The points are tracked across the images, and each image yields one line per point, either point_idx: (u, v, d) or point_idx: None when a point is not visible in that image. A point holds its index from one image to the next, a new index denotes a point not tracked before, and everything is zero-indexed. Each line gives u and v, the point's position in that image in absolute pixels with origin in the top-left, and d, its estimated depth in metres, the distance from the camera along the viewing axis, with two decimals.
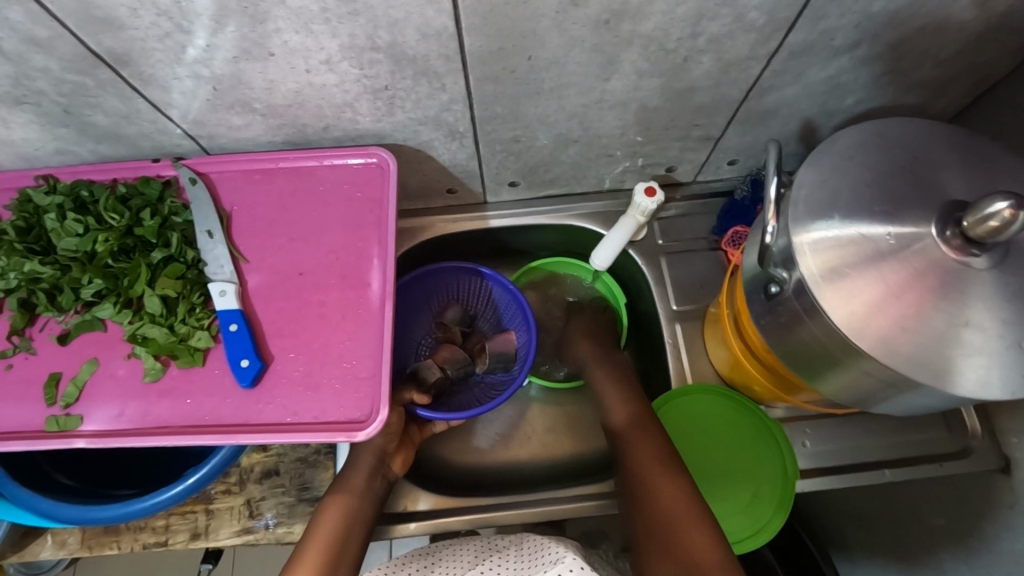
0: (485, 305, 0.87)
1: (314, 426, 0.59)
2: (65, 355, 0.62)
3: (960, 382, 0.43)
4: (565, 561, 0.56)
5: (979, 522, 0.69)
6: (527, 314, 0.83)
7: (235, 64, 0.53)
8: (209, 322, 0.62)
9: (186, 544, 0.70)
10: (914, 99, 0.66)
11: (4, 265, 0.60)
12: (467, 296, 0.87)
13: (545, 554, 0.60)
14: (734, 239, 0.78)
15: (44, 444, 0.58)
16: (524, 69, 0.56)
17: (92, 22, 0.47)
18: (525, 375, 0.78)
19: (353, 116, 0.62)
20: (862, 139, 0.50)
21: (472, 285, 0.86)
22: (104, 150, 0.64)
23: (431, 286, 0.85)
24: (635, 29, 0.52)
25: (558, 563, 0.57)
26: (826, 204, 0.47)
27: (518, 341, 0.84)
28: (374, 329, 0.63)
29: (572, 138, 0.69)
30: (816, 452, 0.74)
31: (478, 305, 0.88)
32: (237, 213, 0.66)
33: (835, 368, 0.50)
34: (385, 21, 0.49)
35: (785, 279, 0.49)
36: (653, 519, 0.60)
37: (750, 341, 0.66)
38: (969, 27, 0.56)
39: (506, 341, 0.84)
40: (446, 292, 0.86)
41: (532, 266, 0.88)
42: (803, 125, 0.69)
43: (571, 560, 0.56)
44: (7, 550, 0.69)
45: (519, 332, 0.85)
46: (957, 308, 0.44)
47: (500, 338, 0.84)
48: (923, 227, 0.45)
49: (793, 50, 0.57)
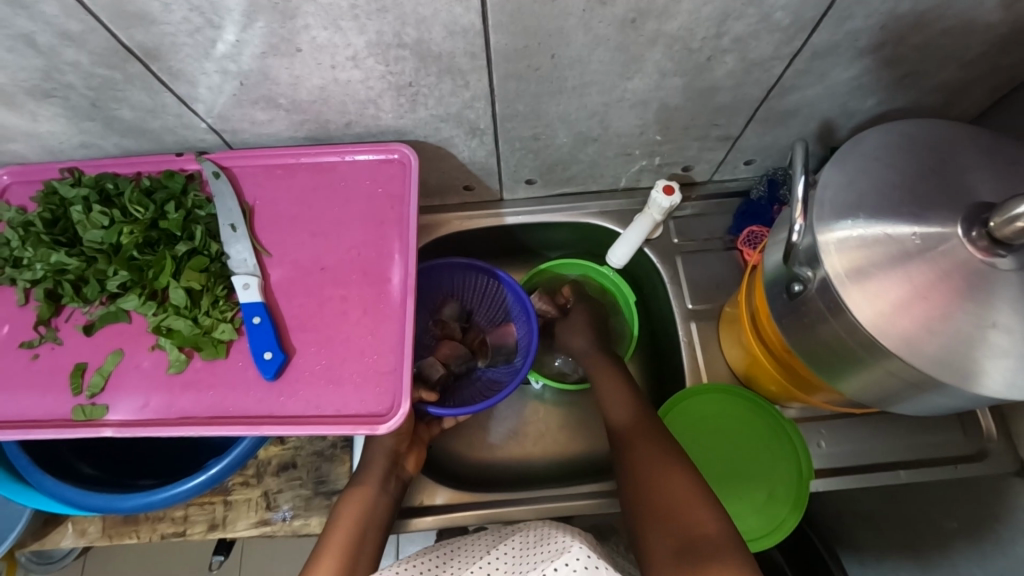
0: (480, 301, 0.88)
1: (336, 419, 0.59)
2: (90, 346, 0.62)
3: (985, 383, 0.43)
4: (571, 550, 0.56)
5: (995, 524, 0.69)
6: (524, 305, 0.83)
7: (262, 59, 0.53)
8: (232, 315, 0.62)
9: (203, 535, 0.71)
10: (935, 101, 0.66)
11: (31, 256, 0.61)
12: (464, 292, 0.87)
13: (549, 542, 0.60)
14: (750, 239, 0.79)
15: (72, 432, 0.59)
16: (547, 67, 0.56)
17: (124, 17, 0.47)
18: (527, 368, 0.78)
19: (375, 113, 0.62)
20: (888, 140, 0.50)
21: (469, 281, 0.86)
22: (128, 144, 0.65)
23: (428, 285, 0.85)
24: (661, 29, 0.52)
25: (564, 552, 0.56)
26: (851, 204, 0.48)
27: (516, 334, 0.86)
28: (394, 325, 0.63)
29: (592, 136, 0.69)
30: (829, 453, 0.74)
31: (473, 300, 0.88)
32: (260, 207, 0.67)
33: (856, 367, 0.50)
34: (413, 18, 0.49)
35: (809, 277, 0.49)
36: (652, 506, 0.57)
37: (769, 341, 0.66)
38: (994, 29, 0.56)
39: (505, 334, 0.86)
40: (442, 289, 0.86)
41: (540, 269, 0.89)
42: (822, 125, 0.69)
43: (577, 548, 0.56)
44: (29, 538, 0.71)
45: (517, 324, 0.85)
46: (982, 309, 0.44)
47: (499, 332, 0.86)
48: (950, 227, 0.46)
49: (816, 51, 0.57)
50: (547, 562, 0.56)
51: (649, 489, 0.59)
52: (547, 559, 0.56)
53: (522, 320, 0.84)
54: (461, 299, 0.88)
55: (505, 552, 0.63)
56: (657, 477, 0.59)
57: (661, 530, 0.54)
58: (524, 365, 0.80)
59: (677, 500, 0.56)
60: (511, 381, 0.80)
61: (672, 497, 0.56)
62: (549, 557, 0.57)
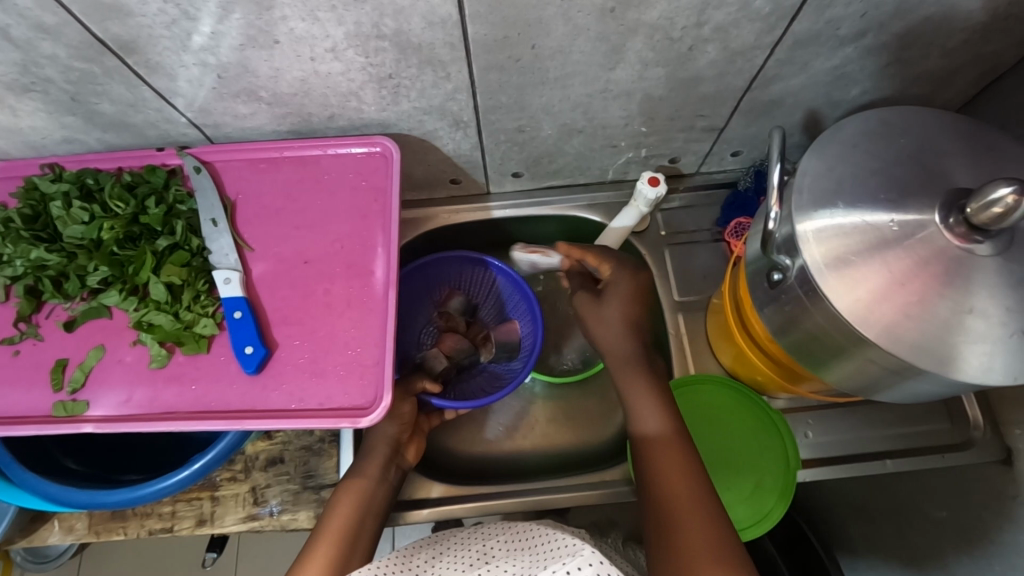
0: (486, 295, 0.88)
1: (319, 412, 0.59)
2: (72, 342, 0.62)
3: (963, 368, 0.43)
4: (582, 554, 0.53)
5: (981, 513, 0.69)
6: (530, 302, 0.83)
7: (241, 52, 0.53)
8: (214, 309, 0.62)
9: (191, 531, 0.70)
10: (919, 90, 0.66)
11: (12, 252, 0.61)
12: (471, 284, 0.87)
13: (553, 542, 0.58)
14: (736, 230, 0.79)
15: (53, 429, 0.58)
16: (529, 58, 0.56)
17: (99, 9, 0.47)
18: (531, 366, 0.77)
19: (357, 105, 0.62)
20: (867, 128, 0.50)
21: (475, 276, 0.86)
22: (110, 139, 0.65)
23: (431, 275, 0.85)
24: (640, 18, 0.52)
25: (576, 555, 0.53)
26: (829, 192, 0.48)
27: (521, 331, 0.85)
28: (378, 318, 0.63)
29: (576, 128, 0.69)
30: (817, 442, 0.74)
31: (480, 294, 0.88)
32: (242, 202, 0.67)
33: (840, 356, 0.50)
34: (390, 9, 0.49)
35: (788, 266, 0.49)
36: (659, 504, 0.58)
37: (754, 332, 0.66)
38: (975, 16, 0.55)
39: (510, 331, 0.85)
40: (447, 282, 0.86)
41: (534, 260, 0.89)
42: (808, 115, 0.69)
43: (588, 552, 0.53)
44: (17, 535, 0.70)
45: (522, 322, 0.85)
46: (960, 295, 0.44)
47: (504, 329, 0.85)
48: (927, 215, 0.45)
49: (798, 39, 0.57)
50: (559, 559, 0.54)
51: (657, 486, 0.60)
52: (559, 557, 0.54)
53: (524, 312, 0.85)
54: (467, 292, 0.88)
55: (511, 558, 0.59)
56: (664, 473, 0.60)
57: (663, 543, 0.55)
58: (529, 358, 0.80)
59: (679, 501, 0.57)
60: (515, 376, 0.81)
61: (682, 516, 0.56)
62: (561, 554, 0.54)
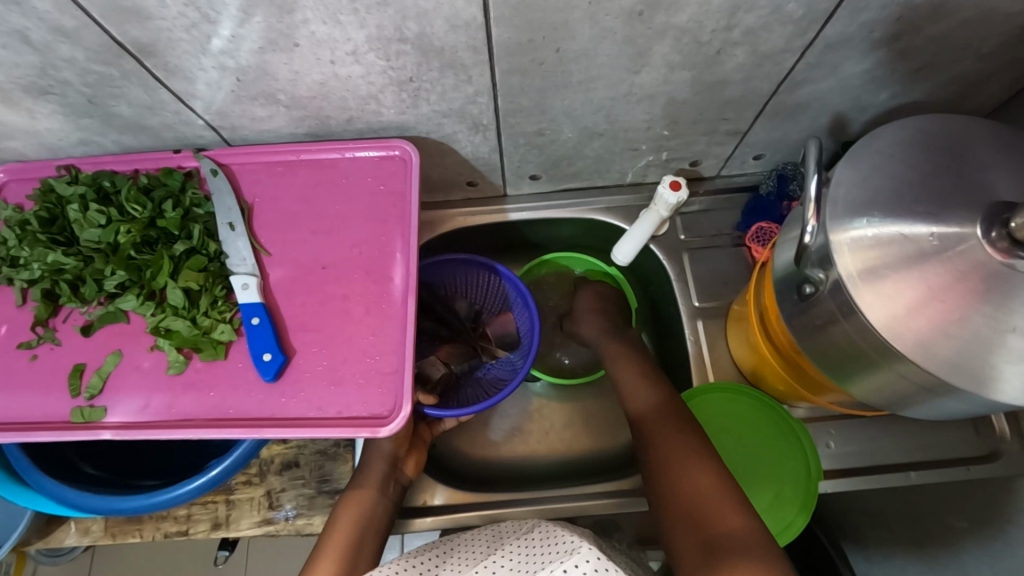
0: (488, 298, 0.87)
1: (338, 421, 0.59)
2: (89, 346, 0.62)
3: (1000, 389, 0.42)
4: (581, 550, 0.53)
5: (1006, 525, 0.68)
6: (525, 298, 0.81)
7: (260, 55, 0.52)
8: (232, 315, 0.62)
9: (207, 534, 0.70)
10: (949, 94, 0.65)
11: (29, 256, 0.61)
12: (474, 285, 0.86)
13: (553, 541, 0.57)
14: (759, 235, 0.78)
15: (71, 435, 0.58)
16: (553, 61, 0.55)
17: (118, 12, 0.46)
18: (529, 366, 0.76)
19: (376, 108, 0.61)
20: (902, 137, 0.49)
21: (473, 278, 0.85)
22: (126, 141, 0.64)
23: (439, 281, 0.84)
24: (669, 21, 0.51)
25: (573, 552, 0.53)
26: (865, 202, 0.46)
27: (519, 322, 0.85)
28: (396, 325, 0.62)
29: (597, 131, 0.68)
30: (839, 453, 0.73)
31: (481, 298, 0.87)
32: (259, 205, 0.66)
33: (868, 369, 0.49)
34: (413, 12, 0.48)
35: (821, 279, 0.48)
36: (679, 508, 0.55)
37: (776, 340, 0.65)
38: (1014, 19, 0.54)
39: (505, 323, 0.86)
40: (451, 286, 0.86)
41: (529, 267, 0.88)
42: (834, 119, 0.68)
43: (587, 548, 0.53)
44: (33, 536, 0.70)
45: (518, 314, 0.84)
46: (1000, 312, 0.43)
47: (502, 322, 0.86)
48: (968, 228, 0.44)
49: (829, 43, 0.55)
50: (553, 561, 0.53)
51: (676, 491, 0.57)
52: (553, 559, 0.54)
53: (521, 308, 0.83)
54: (470, 297, 0.87)
55: (509, 552, 0.59)
56: (682, 475, 0.58)
57: (688, 525, 0.54)
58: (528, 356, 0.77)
59: (701, 499, 0.55)
60: (512, 377, 0.78)
61: (694, 494, 0.55)
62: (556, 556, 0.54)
